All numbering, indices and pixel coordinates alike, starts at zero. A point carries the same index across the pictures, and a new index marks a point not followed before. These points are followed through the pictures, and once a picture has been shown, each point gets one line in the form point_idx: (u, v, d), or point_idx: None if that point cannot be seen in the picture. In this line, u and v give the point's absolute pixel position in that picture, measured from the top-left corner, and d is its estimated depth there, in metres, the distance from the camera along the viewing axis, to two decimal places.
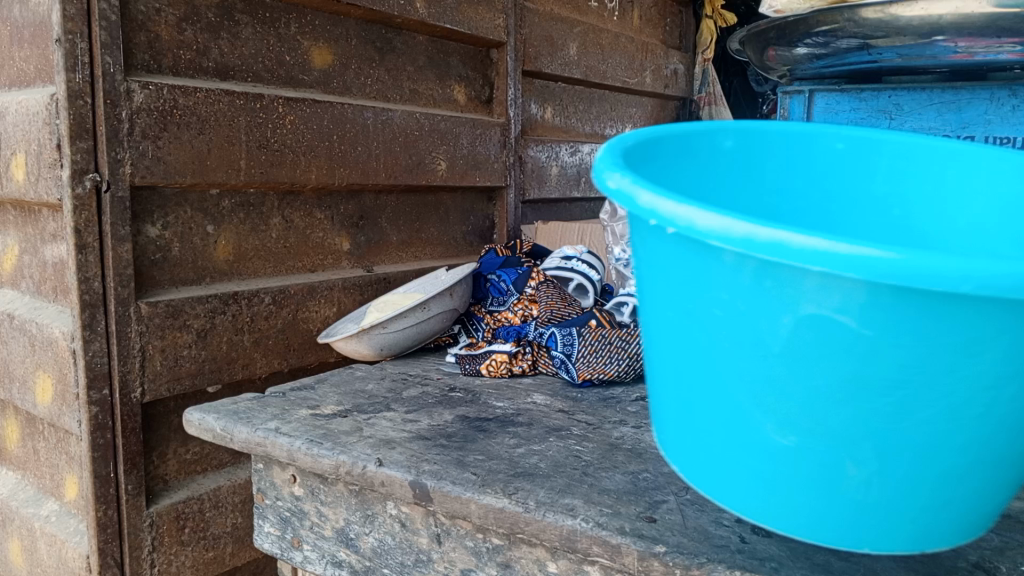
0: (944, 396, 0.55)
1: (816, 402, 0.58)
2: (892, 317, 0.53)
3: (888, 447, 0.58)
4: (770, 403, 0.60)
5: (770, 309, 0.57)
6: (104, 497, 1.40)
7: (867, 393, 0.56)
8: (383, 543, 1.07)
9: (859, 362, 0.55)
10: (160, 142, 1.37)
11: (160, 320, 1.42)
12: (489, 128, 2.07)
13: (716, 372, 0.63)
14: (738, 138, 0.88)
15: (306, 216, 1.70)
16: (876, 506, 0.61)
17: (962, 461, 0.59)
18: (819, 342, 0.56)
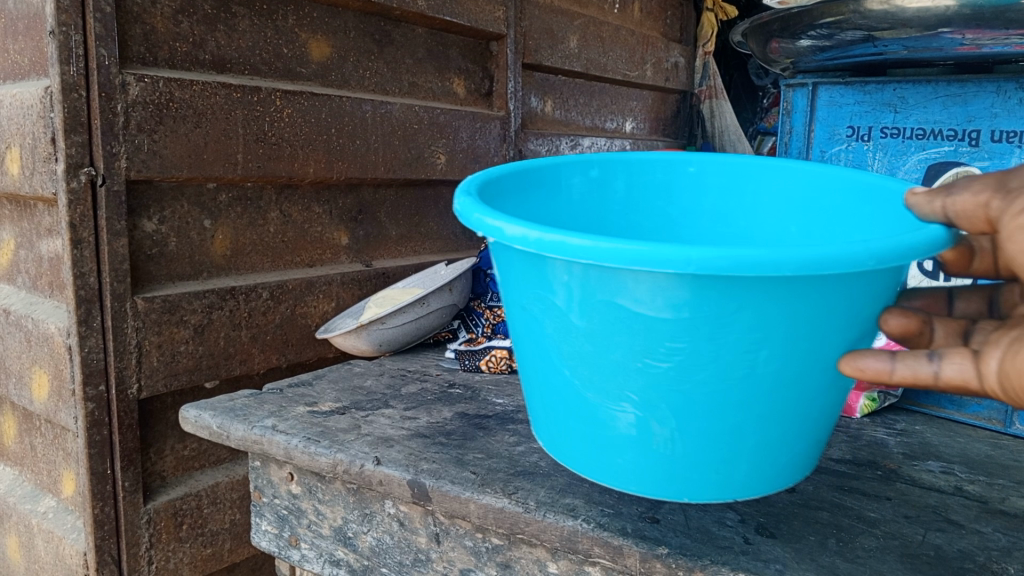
0: (709, 364, 0.72)
1: (621, 373, 0.75)
2: (656, 299, 0.69)
3: (679, 407, 0.76)
4: (590, 378, 0.78)
5: (578, 303, 0.74)
6: (101, 494, 1.39)
7: (653, 361, 0.73)
8: (382, 542, 1.06)
9: (643, 338, 0.72)
10: (156, 136, 1.36)
11: (156, 316, 1.41)
12: (489, 121, 2.05)
13: (552, 354, 0.81)
14: (602, 168, 1.16)
15: (304, 210, 1.68)
16: (681, 456, 0.79)
17: (741, 416, 0.76)
18: (613, 324, 0.73)
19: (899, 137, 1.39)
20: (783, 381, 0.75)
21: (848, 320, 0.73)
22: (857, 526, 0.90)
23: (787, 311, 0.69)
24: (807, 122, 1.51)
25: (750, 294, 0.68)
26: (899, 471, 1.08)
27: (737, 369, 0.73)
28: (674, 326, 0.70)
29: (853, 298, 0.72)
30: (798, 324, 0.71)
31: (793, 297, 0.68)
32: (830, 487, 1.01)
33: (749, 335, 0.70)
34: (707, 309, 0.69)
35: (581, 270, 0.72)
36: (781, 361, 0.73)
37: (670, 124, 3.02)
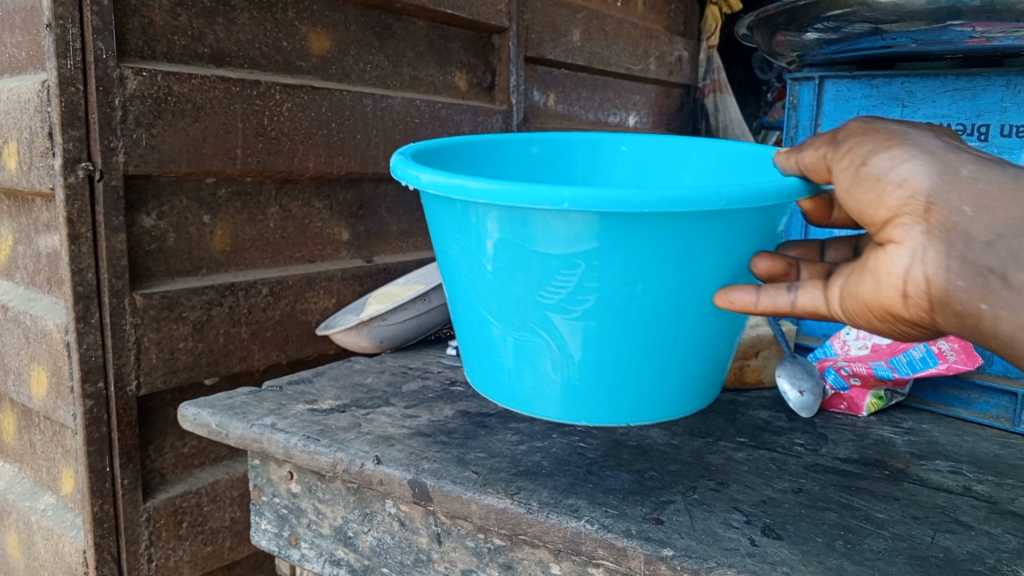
0: (590, 290, 1.02)
1: (527, 302, 1.07)
2: (552, 240, 0.99)
3: (572, 329, 1.07)
4: (511, 312, 1.09)
5: (493, 243, 1.04)
6: (100, 491, 1.38)
7: (552, 290, 1.03)
8: (382, 542, 1.05)
9: (541, 268, 1.02)
10: (154, 131, 1.34)
11: (155, 312, 1.39)
12: (490, 115, 2.03)
13: (485, 293, 1.10)
14: (545, 145, 1.48)
15: (305, 205, 1.66)
16: (578, 370, 1.11)
17: (618, 336, 1.07)
18: (519, 262, 1.03)
19: None
20: (652, 307, 1.05)
21: (699, 259, 1.02)
22: (865, 528, 0.88)
23: (648, 249, 0.99)
24: (813, 117, 1.48)
25: (619, 234, 0.97)
26: (907, 471, 1.07)
27: (616, 295, 1.03)
28: (566, 261, 1.00)
29: (701, 243, 1.01)
30: (658, 259, 1.00)
31: (651, 238, 0.98)
32: (837, 487, 1.00)
33: (621, 269, 1.00)
34: (585, 243, 0.98)
35: (497, 221, 1.00)
36: (650, 288, 1.03)
37: (674, 118, 3.00)
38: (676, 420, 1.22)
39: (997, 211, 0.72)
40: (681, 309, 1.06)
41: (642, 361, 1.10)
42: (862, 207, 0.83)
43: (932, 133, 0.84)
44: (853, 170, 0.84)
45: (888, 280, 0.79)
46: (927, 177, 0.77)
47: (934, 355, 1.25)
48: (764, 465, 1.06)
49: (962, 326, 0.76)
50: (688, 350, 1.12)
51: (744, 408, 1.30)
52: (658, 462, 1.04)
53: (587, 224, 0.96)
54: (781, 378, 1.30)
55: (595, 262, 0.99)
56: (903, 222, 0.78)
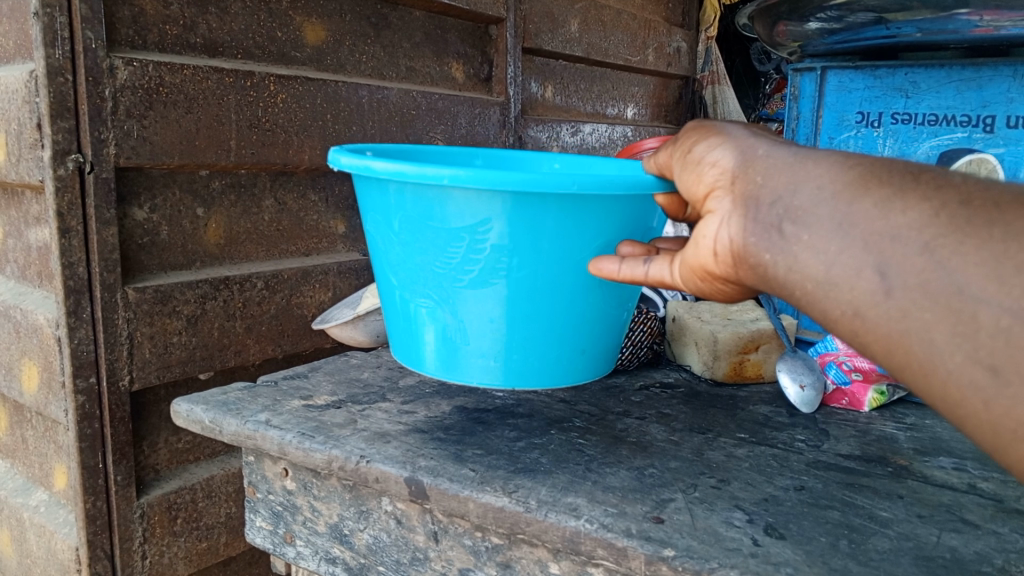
0: (481, 264, 1.08)
1: (429, 277, 1.12)
2: (439, 215, 1.04)
3: (468, 300, 1.12)
4: (415, 286, 1.15)
5: (399, 221, 1.09)
6: (93, 488, 1.36)
7: (445, 263, 1.09)
8: (379, 541, 1.03)
9: (439, 245, 1.08)
10: (145, 122, 1.32)
11: (148, 306, 1.37)
12: (488, 107, 2.00)
13: (394, 267, 1.16)
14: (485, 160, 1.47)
15: (300, 198, 1.64)
16: (476, 340, 1.15)
17: (511, 308, 1.12)
18: (419, 239, 1.09)
19: (910, 123, 1.35)
20: (536, 273, 1.08)
21: (580, 229, 1.06)
22: (869, 527, 0.87)
23: (531, 225, 1.03)
24: (815, 108, 1.46)
25: (499, 213, 1.02)
26: (910, 468, 1.05)
27: (499, 265, 1.07)
28: (454, 237, 1.06)
29: (581, 216, 1.04)
30: (539, 228, 1.04)
31: (533, 216, 1.03)
32: (840, 485, 0.98)
33: (506, 245, 1.05)
34: (477, 222, 1.03)
35: (397, 192, 1.07)
36: (530, 256, 1.07)
37: (672, 110, 2.97)
38: (676, 416, 1.21)
39: (780, 180, 0.71)
40: (564, 275, 1.10)
41: (527, 321, 1.13)
42: (689, 188, 0.84)
43: (756, 126, 0.85)
44: (683, 158, 0.86)
45: (704, 244, 0.79)
46: (730, 158, 0.78)
47: None
48: (766, 461, 1.05)
49: (764, 287, 0.74)
50: (584, 323, 1.17)
51: (745, 403, 1.28)
52: (658, 458, 1.02)
53: (473, 203, 1.02)
54: (781, 372, 1.30)
55: (479, 235, 1.04)
56: (715, 196, 0.78)
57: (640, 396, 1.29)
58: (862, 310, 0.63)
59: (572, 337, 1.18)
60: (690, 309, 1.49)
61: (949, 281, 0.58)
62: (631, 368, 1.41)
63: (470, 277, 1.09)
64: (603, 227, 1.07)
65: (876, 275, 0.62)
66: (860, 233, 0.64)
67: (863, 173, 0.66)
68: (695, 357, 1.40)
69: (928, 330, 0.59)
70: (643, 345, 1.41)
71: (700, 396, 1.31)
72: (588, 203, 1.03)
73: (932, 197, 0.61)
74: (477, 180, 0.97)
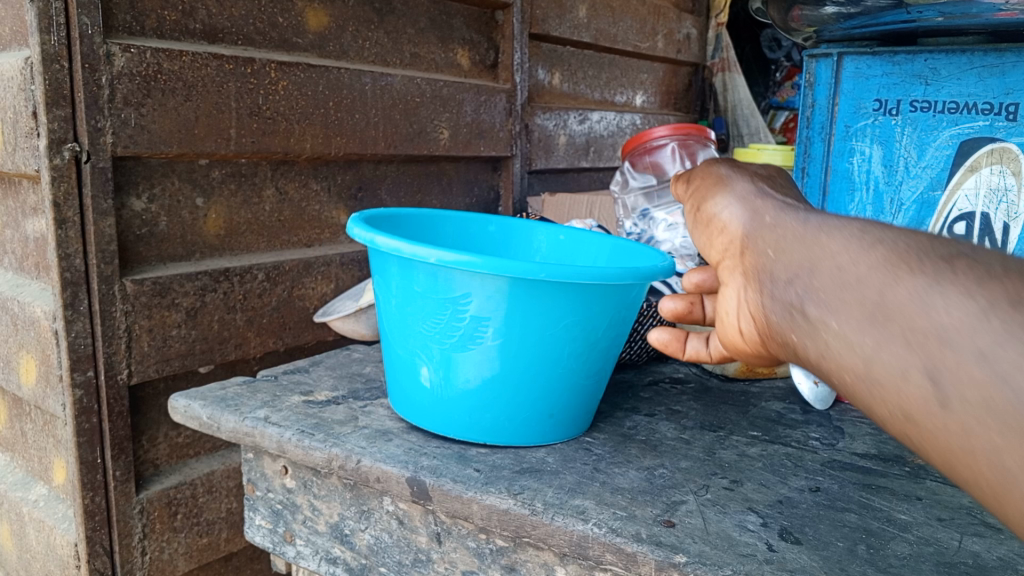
0: (467, 334, 0.95)
1: (419, 346, 1.00)
2: (430, 285, 0.94)
3: (454, 371, 0.98)
4: (405, 353, 1.02)
5: (395, 290, 1.00)
6: (91, 483, 1.34)
7: (434, 332, 0.97)
8: (380, 541, 1.01)
9: (428, 314, 0.97)
10: (143, 110, 1.28)
11: (146, 299, 1.34)
12: (494, 94, 1.96)
13: (390, 334, 1.04)
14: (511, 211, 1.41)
15: (302, 187, 1.61)
16: (460, 409, 1.00)
17: (497, 377, 0.97)
18: (409, 305, 0.98)
19: (929, 111, 1.27)
20: (521, 354, 0.96)
21: (570, 309, 0.93)
22: (888, 531, 0.83)
23: (516, 306, 0.92)
24: (831, 95, 1.37)
25: (482, 286, 0.92)
26: (929, 468, 1.02)
27: (480, 338, 0.95)
28: (442, 305, 0.95)
29: (570, 296, 0.92)
30: (524, 310, 0.93)
31: (517, 297, 0.92)
32: (857, 486, 0.95)
33: (494, 316, 0.93)
34: (463, 291, 0.93)
35: (386, 261, 0.99)
36: (515, 337, 0.95)
37: (681, 98, 2.92)
38: (687, 413, 1.17)
39: (800, 259, 0.66)
40: (556, 356, 0.97)
41: (509, 409, 0.99)
42: (708, 247, 0.83)
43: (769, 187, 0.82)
44: (697, 220, 0.84)
45: (728, 321, 0.76)
46: (746, 231, 0.74)
47: None
48: (780, 461, 1.01)
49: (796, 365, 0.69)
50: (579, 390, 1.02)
51: (757, 399, 1.25)
52: (668, 458, 0.99)
53: (454, 276, 0.92)
54: (795, 368, 1.26)
55: (459, 307, 0.94)
56: (731, 269, 0.75)
57: (649, 392, 1.25)
58: (913, 415, 0.54)
59: (561, 413, 1.01)
60: None
61: (1014, 392, 0.47)
62: (639, 363, 1.38)
63: (456, 343, 0.96)
64: (599, 306, 0.95)
65: (927, 380, 0.53)
66: (901, 329, 0.55)
67: (890, 253, 0.59)
68: None
69: (990, 441, 0.49)
70: (654, 340, 1.38)
71: (711, 391, 1.27)
72: (577, 284, 0.91)
73: (976, 289, 0.52)
74: (456, 255, 0.88)
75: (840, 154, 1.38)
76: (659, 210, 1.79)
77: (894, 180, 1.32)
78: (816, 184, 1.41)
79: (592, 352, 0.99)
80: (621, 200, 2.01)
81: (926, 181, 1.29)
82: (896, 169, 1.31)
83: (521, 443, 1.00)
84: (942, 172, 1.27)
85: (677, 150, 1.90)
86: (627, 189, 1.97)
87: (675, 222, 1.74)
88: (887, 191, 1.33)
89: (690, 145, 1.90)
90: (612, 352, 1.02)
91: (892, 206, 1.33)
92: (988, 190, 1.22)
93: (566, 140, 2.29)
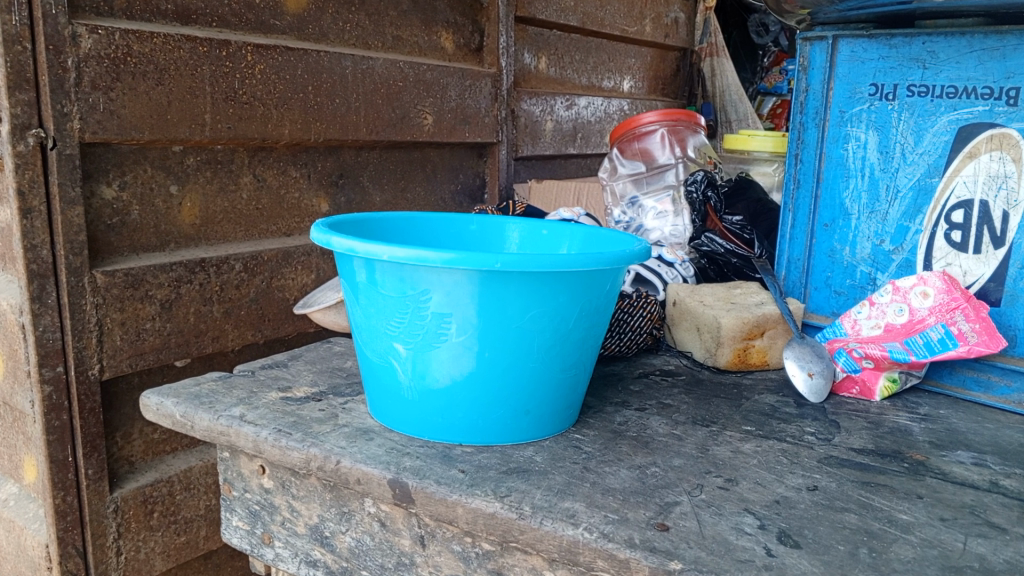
0: (431, 332, 0.91)
1: (385, 346, 0.96)
2: (390, 285, 0.90)
3: (422, 372, 0.94)
4: (372, 354, 0.98)
5: (357, 290, 0.96)
6: (62, 483, 1.29)
7: (396, 332, 0.93)
8: (361, 544, 0.97)
9: (390, 316, 0.93)
10: (112, 94, 1.23)
11: (118, 291, 1.29)
12: (479, 79, 1.91)
13: (357, 335, 1.00)
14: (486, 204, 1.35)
15: (280, 174, 1.56)
16: (432, 410, 0.96)
17: (465, 376, 0.93)
18: (372, 307, 0.94)
19: (927, 96, 1.23)
20: (488, 352, 0.91)
21: (534, 300, 0.89)
22: (889, 533, 0.80)
23: (477, 300, 0.88)
24: (825, 80, 1.33)
25: (441, 282, 0.88)
26: (927, 464, 0.99)
27: (443, 335, 0.91)
28: (403, 304, 0.91)
29: (532, 286, 0.88)
30: (485, 304, 0.89)
31: (476, 290, 0.88)
32: (855, 484, 0.92)
33: (455, 312, 0.89)
34: (423, 289, 0.89)
35: (346, 266, 0.96)
36: (479, 333, 0.90)
37: (669, 83, 2.88)
38: (678, 408, 1.14)
39: None
40: (524, 352, 0.92)
41: (482, 408, 0.95)
42: None
43: None
44: None
45: None
46: None
47: (952, 337, 1.16)
48: (776, 458, 0.98)
49: None
50: (556, 385, 0.97)
51: (750, 392, 1.21)
52: (660, 456, 0.96)
53: (409, 274, 0.88)
54: (789, 360, 1.23)
55: (418, 305, 0.90)
56: None
57: (639, 385, 1.22)
58: None
59: (537, 409, 0.97)
60: (692, 292, 1.40)
61: None
62: (629, 355, 1.34)
63: (420, 342, 0.92)
64: (565, 297, 0.91)
65: None
66: None
67: None
68: (697, 344, 1.33)
69: None
70: (643, 331, 1.34)
71: (703, 384, 1.24)
72: (538, 273, 0.87)
73: None
74: (407, 250, 0.85)
75: (834, 140, 1.34)
76: (648, 198, 1.74)
77: (891, 167, 1.28)
78: (810, 170, 1.37)
79: (564, 346, 0.95)
80: (610, 186, 1.93)
81: (923, 168, 1.24)
82: (892, 155, 1.27)
83: (498, 442, 0.97)
84: (940, 158, 1.23)
85: (667, 137, 1.87)
86: (616, 176, 1.92)
87: (665, 210, 1.69)
88: (883, 178, 1.29)
89: (679, 130, 1.89)
90: (587, 344, 0.98)
91: (888, 193, 1.29)
92: (987, 177, 1.18)
93: (553, 126, 2.24)
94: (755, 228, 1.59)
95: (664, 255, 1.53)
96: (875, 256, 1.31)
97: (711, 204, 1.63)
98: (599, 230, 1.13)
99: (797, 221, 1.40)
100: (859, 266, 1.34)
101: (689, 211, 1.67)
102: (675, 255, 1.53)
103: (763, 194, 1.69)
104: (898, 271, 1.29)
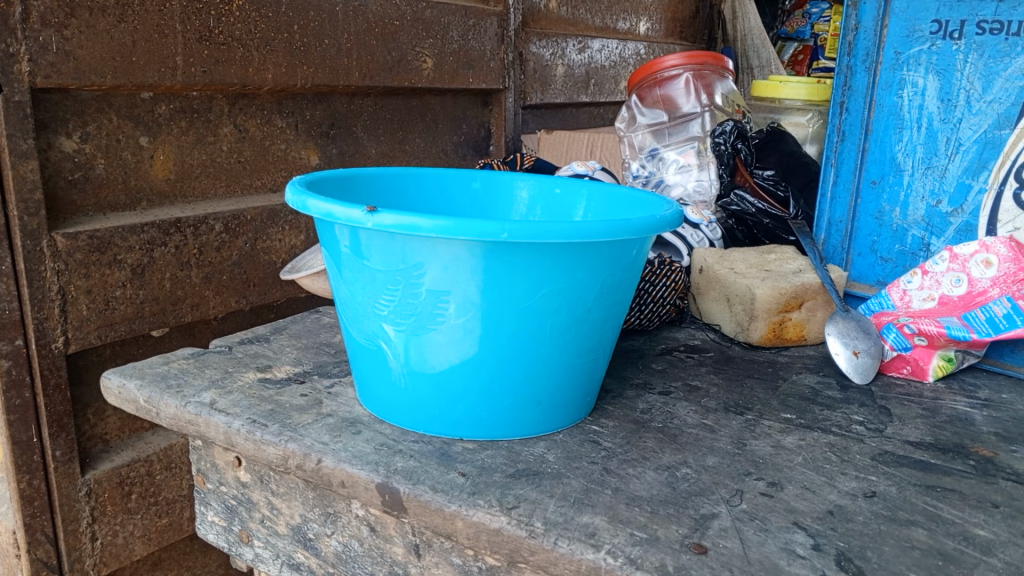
0: (425, 312, 0.78)
1: (373, 327, 0.82)
2: (379, 258, 0.77)
3: (417, 358, 0.81)
4: (359, 336, 0.85)
5: (341, 263, 0.82)
6: (27, 466, 1.16)
7: (385, 312, 0.80)
8: (349, 549, 0.85)
9: (380, 294, 0.79)
10: (66, 32, 1.07)
11: (83, 256, 1.15)
12: (483, 18, 1.74)
13: (342, 314, 0.87)
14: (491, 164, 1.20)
15: (265, 124, 1.41)
16: (427, 401, 0.83)
17: (469, 364, 0.80)
18: (358, 283, 0.81)
19: (1001, 34, 1.07)
20: (493, 336, 0.78)
21: (545, 277, 0.76)
22: (967, 555, 0.68)
23: (479, 277, 0.75)
24: (878, 16, 1.17)
25: (436, 255, 0.74)
26: (996, 462, 0.86)
27: (441, 317, 0.78)
28: (394, 280, 0.77)
29: (544, 260, 0.74)
30: (489, 281, 0.75)
31: (479, 264, 0.74)
32: (917, 489, 0.79)
33: (455, 291, 0.76)
34: (419, 263, 0.75)
35: (327, 233, 0.82)
36: (482, 314, 0.77)
37: (687, 26, 2.68)
38: (707, 391, 1.01)
39: None
40: (535, 334, 0.79)
41: (487, 399, 0.82)
42: None
43: None
44: None
45: None
46: None
47: (1021, 313, 1.02)
48: (824, 455, 0.85)
49: None
50: (570, 373, 0.84)
51: (787, 372, 1.09)
52: (691, 454, 0.83)
53: (399, 244, 0.75)
54: (830, 336, 1.10)
55: (410, 281, 0.76)
56: None
57: (662, 364, 1.09)
58: None
59: (548, 400, 0.84)
60: (720, 257, 1.27)
61: None
62: (651, 328, 1.22)
63: (414, 324, 0.79)
64: (582, 272, 0.77)
65: None
66: None
67: None
68: (727, 316, 1.21)
69: None
70: (667, 302, 1.21)
71: (733, 363, 1.11)
72: (551, 244, 0.73)
73: None
74: (395, 217, 0.71)
75: (887, 86, 1.19)
76: (670, 150, 1.59)
77: (953, 117, 1.13)
78: (857, 121, 1.23)
79: (582, 327, 0.81)
80: (627, 138, 1.79)
81: (992, 119, 1.09)
82: (955, 103, 1.12)
83: (505, 437, 0.84)
84: (1012, 107, 1.07)
85: (692, 81, 1.71)
86: (634, 126, 1.77)
87: (688, 163, 1.54)
88: (942, 130, 1.14)
89: (705, 75, 1.72)
90: (608, 322, 0.84)
91: (947, 147, 1.14)
92: None
93: (564, 72, 2.07)
94: (789, 184, 1.46)
95: (689, 216, 1.38)
96: (930, 219, 1.17)
97: (740, 157, 1.48)
98: (619, 190, 0.99)
99: (840, 176, 1.26)
100: (910, 229, 1.19)
101: (715, 164, 1.51)
102: (701, 215, 1.40)
103: (798, 147, 1.54)
104: (957, 236, 1.15)
